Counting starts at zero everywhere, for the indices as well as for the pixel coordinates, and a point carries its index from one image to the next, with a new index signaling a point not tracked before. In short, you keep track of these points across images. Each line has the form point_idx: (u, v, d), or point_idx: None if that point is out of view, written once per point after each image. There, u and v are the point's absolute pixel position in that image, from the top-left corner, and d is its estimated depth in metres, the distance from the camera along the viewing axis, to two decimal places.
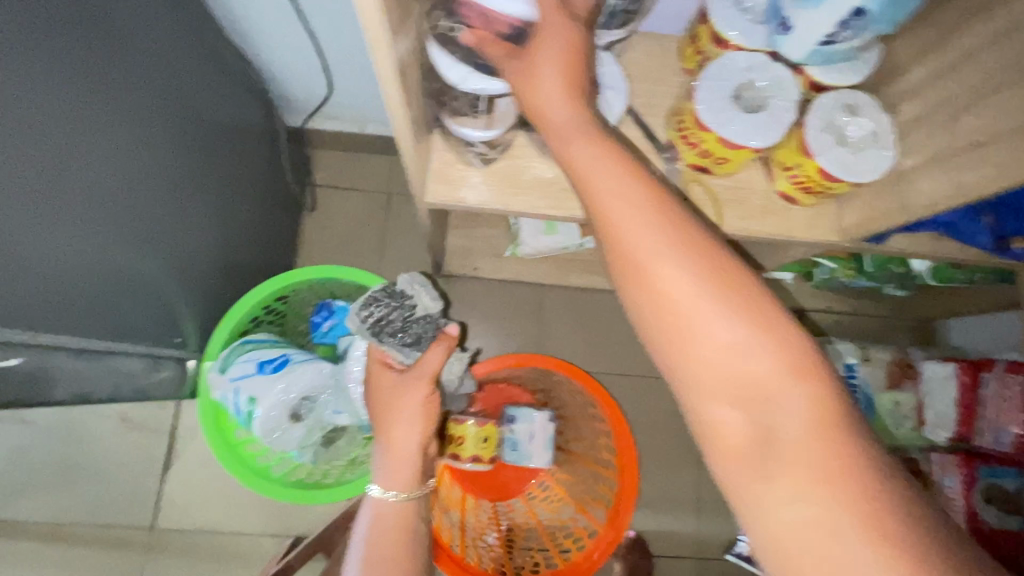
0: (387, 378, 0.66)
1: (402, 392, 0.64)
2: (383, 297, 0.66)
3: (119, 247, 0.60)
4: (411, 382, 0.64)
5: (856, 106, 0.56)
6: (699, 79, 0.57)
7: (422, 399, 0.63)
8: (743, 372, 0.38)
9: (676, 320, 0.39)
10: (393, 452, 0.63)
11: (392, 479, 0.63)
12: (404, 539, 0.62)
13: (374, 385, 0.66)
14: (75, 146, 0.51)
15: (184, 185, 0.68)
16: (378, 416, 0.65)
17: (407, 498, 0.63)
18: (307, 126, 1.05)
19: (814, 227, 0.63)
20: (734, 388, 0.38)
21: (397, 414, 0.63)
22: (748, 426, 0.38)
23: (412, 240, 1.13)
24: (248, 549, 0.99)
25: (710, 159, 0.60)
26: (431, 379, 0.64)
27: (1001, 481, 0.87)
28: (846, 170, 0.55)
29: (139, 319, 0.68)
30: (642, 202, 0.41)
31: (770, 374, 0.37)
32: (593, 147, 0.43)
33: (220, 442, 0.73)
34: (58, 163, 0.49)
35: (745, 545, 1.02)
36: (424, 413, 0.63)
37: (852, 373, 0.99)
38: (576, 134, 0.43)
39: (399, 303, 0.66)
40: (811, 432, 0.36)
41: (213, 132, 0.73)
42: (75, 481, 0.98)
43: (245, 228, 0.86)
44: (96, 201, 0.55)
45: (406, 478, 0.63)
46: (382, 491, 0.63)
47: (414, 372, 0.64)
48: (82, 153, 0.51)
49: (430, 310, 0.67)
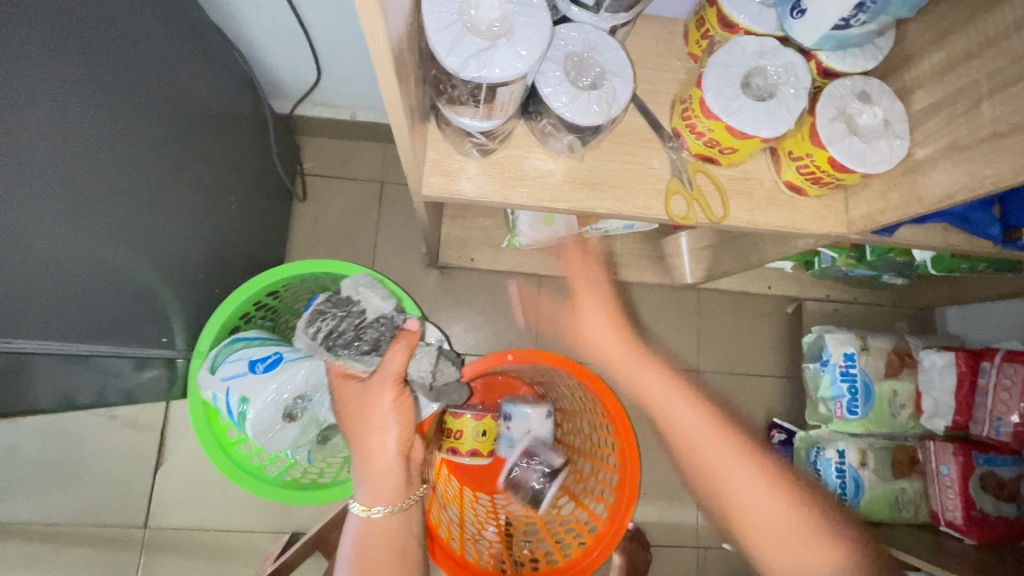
0: (351, 389, 0.61)
1: (367, 401, 0.59)
2: (330, 310, 0.69)
3: (100, 245, 0.57)
4: (375, 390, 0.59)
5: (868, 94, 0.54)
6: (707, 64, 0.54)
7: (392, 403, 0.58)
8: (776, 522, 0.64)
9: (701, 453, 0.71)
10: (371, 464, 0.58)
11: (375, 490, 0.59)
12: (394, 550, 0.58)
13: (339, 398, 0.62)
14: (43, 139, 0.47)
15: (167, 178, 0.65)
16: (349, 430, 0.60)
17: (394, 511, 0.59)
18: (296, 113, 1.01)
19: (821, 219, 0.62)
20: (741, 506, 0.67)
21: (370, 423, 0.58)
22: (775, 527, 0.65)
23: (406, 231, 1.10)
24: (244, 546, 0.98)
25: (717, 149, 0.57)
26: (396, 381, 0.59)
27: (998, 469, 0.87)
28: (857, 161, 0.53)
29: (124, 318, 0.65)
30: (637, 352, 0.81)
31: (757, 485, 0.67)
32: (634, 363, 0.80)
33: (212, 443, 0.72)
34: (29, 159, 0.46)
35: None
36: (396, 419, 0.58)
37: (852, 362, 0.98)
38: (611, 335, 0.84)
39: (347, 312, 0.69)
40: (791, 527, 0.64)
41: (200, 123, 0.70)
42: (64, 480, 0.96)
43: (234, 221, 0.83)
44: (73, 198, 0.52)
45: (388, 493, 0.59)
46: (365, 507, 0.59)
47: (377, 378, 0.59)
48: (51, 146, 0.48)
49: (381, 312, 0.69)
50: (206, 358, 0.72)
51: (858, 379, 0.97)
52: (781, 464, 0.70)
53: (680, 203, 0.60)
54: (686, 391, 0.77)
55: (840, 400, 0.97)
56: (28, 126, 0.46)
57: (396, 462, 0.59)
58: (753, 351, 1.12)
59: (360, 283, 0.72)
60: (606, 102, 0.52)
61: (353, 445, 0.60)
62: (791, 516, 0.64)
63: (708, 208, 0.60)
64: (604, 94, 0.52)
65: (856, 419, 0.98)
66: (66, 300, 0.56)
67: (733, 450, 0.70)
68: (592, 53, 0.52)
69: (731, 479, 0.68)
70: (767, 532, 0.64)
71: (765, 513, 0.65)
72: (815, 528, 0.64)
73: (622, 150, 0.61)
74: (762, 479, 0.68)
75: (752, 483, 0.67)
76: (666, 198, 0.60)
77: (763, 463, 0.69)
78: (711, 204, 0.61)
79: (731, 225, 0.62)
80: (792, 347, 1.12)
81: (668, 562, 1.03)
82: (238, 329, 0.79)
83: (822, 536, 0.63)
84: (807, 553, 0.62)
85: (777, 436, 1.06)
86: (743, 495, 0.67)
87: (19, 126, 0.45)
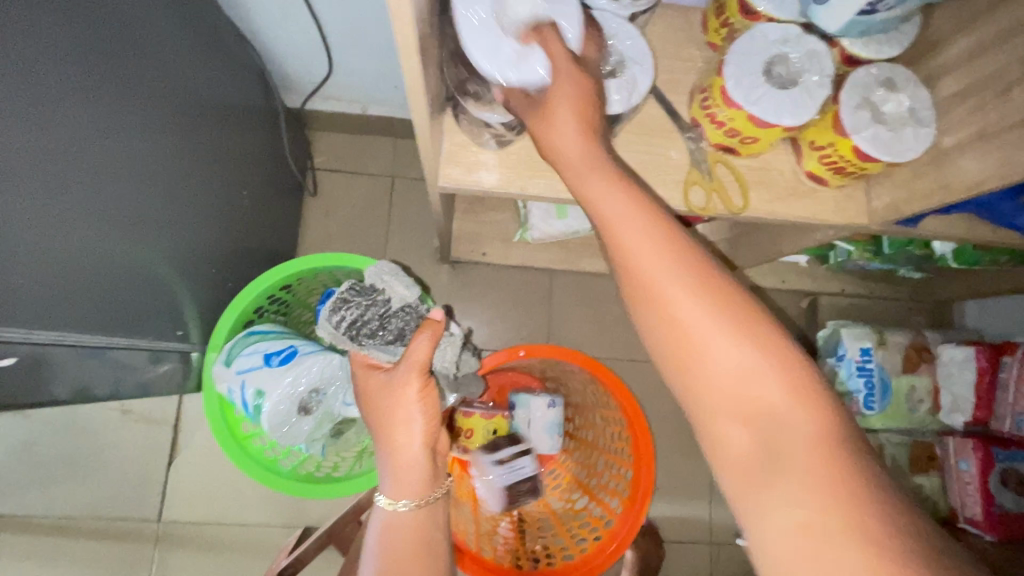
0: (376, 379, 0.62)
1: (393, 389, 0.59)
2: (354, 299, 0.70)
3: (114, 236, 0.57)
4: (402, 377, 0.60)
5: (894, 81, 0.53)
6: (728, 52, 0.53)
7: (415, 393, 0.59)
8: (754, 404, 0.38)
9: (675, 329, 0.40)
10: (397, 455, 0.58)
11: (402, 484, 0.57)
12: (420, 547, 0.56)
13: (364, 390, 0.62)
14: (58, 133, 0.47)
15: (180, 170, 0.64)
16: (374, 422, 0.60)
17: (419, 505, 0.58)
18: (307, 107, 1.01)
19: (843, 210, 0.61)
20: (733, 407, 0.38)
21: (395, 412, 0.59)
22: (752, 443, 0.38)
23: (416, 226, 1.10)
24: (257, 540, 0.98)
25: (737, 139, 0.57)
26: (422, 369, 0.60)
27: (1019, 465, 0.85)
28: (883, 150, 0.52)
29: (139, 312, 0.65)
30: (640, 213, 0.43)
31: (752, 367, 0.38)
32: (603, 179, 0.45)
33: (226, 435, 0.72)
34: (45, 148, 0.46)
35: None
36: (422, 407, 0.59)
37: (868, 356, 0.96)
38: (588, 164, 0.45)
39: (372, 301, 0.71)
40: (813, 448, 0.35)
41: (212, 114, 0.70)
42: (80, 474, 0.97)
43: (246, 215, 0.83)
44: (89, 189, 0.51)
45: (415, 486, 0.58)
46: (391, 500, 0.58)
47: (403, 366, 0.60)
48: (67, 137, 0.48)
49: (405, 301, 0.71)
50: (221, 351, 0.72)
51: (875, 374, 0.96)
52: (804, 362, 0.39)
53: (699, 194, 0.60)
54: (681, 236, 0.42)
55: (857, 396, 0.96)
56: (44, 116, 0.45)
57: (422, 453, 0.58)
58: None
59: (384, 269, 0.73)
60: (625, 88, 0.51)
61: (378, 437, 0.60)
62: (803, 421, 0.37)
63: (727, 199, 0.60)
64: (625, 80, 0.51)
65: (874, 414, 0.96)
66: (82, 293, 0.55)
67: (684, 234, 0.43)
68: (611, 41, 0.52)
69: (710, 354, 0.39)
70: (751, 416, 0.38)
71: (774, 411, 0.37)
72: (813, 398, 0.37)
73: (639, 141, 0.60)
74: (760, 362, 0.38)
75: (731, 351, 0.38)
76: (685, 188, 0.60)
77: (769, 345, 0.39)
78: (730, 196, 0.60)
79: (750, 216, 0.61)
80: (807, 342, 1.11)
81: (681, 558, 1.02)
82: (252, 323, 0.79)
83: (822, 437, 0.36)
84: (798, 448, 0.36)
85: None
86: (714, 350, 0.39)
87: (35, 114, 0.45)
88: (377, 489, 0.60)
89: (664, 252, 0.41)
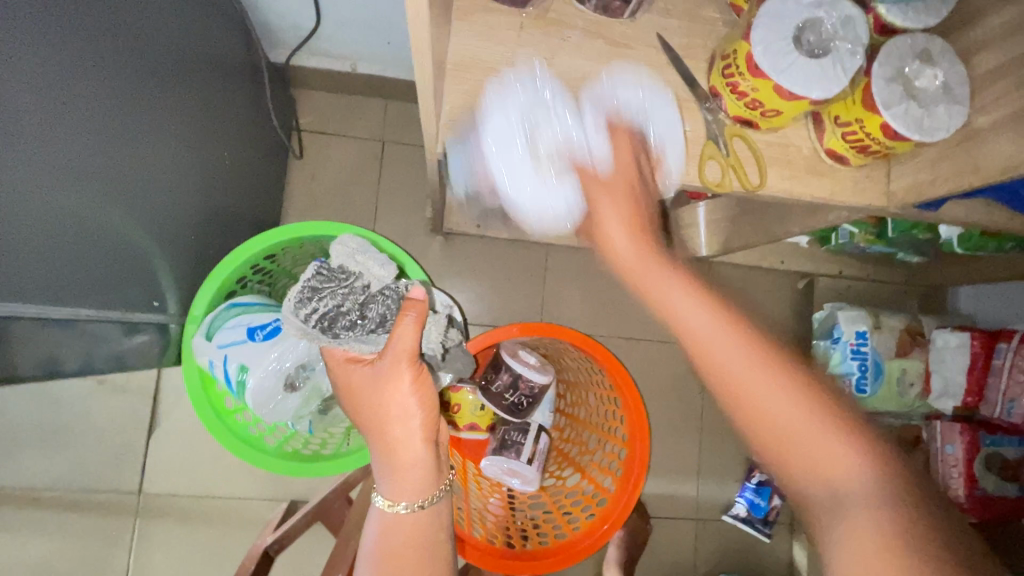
0: (360, 373, 0.59)
1: (385, 382, 0.57)
2: (323, 287, 0.62)
3: (89, 199, 0.52)
4: (390, 368, 0.57)
5: (930, 54, 0.49)
6: (757, 15, 0.49)
7: (409, 383, 0.56)
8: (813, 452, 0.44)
9: (738, 397, 0.47)
10: (394, 454, 0.56)
11: (403, 487, 0.56)
12: (419, 549, 0.54)
13: (350, 386, 0.59)
14: (20, 81, 0.42)
15: (156, 129, 0.59)
16: (366, 420, 0.58)
17: (421, 507, 0.56)
18: (292, 63, 0.94)
19: (863, 190, 0.58)
20: (784, 444, 0.45)
21: (388, 407, 0.57)
22: (821, 488, 0.43)
23: (407, 194, 1.05)
24: (242, 513, 0.97)
25: (758, 111, 0.53)
26: (410, 357, 0.57)
27: (1002, 449, 0.87)
28: (913, 127, 0.49)
29: (111, 280, 0.61)
30: (729, 340, 0.49)
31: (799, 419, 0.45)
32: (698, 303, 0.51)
33: (209, 412, 0.69)
34: (11, 100, 0.41)
35: None
36: (416, 399, 0.56)
37: (864, 340, 0.96)
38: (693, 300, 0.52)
39: (348, 288, 0.62)
40: (862, 480, 0.42)
41: (193, 71, 0.65)
42: (53, 445, 0.93)
43: (227, 178, 0.78)
44: (58, 145, 0.47)
45: (416, 488, 0.56)
46: (391, 502, 0.56)
47: (390, 355, 0.57)
48: (29, 86, 0.43)
49: (383, 282, 0.63)
50: (201, 324, 0.68)
51: (868, 357, 0.96)
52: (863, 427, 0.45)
53: (714, 169, 0.57)
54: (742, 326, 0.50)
55: (850, 378, 0.96)
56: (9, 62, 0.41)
57: (422, 448, 0.56)
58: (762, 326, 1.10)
59: (352, 247, 0.66)
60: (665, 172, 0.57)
61: (372, 437, 0.58)
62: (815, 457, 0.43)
63: (743, 176, 0.56)
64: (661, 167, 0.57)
65: (864, 397, 0.96)
66: (47, 259, 0.51)
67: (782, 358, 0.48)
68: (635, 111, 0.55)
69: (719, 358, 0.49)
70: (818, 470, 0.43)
71: (847, 481, 0.42)
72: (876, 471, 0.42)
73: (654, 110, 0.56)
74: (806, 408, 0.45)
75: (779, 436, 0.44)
76: (699, 163, 0.57)
77: (793, 380, 0.47)
78: (746, 172, 0.56)
79: (766, 195, 0.58)
80: (801, 323, 1.11)
81: (668, 533, 1.04)
82: (234, 294, 0.75)
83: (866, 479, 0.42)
84: (850, 487, 0.42)
85: None
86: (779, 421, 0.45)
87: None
88: (375, 489, 0.58)
89: (729, 336, 0.49)
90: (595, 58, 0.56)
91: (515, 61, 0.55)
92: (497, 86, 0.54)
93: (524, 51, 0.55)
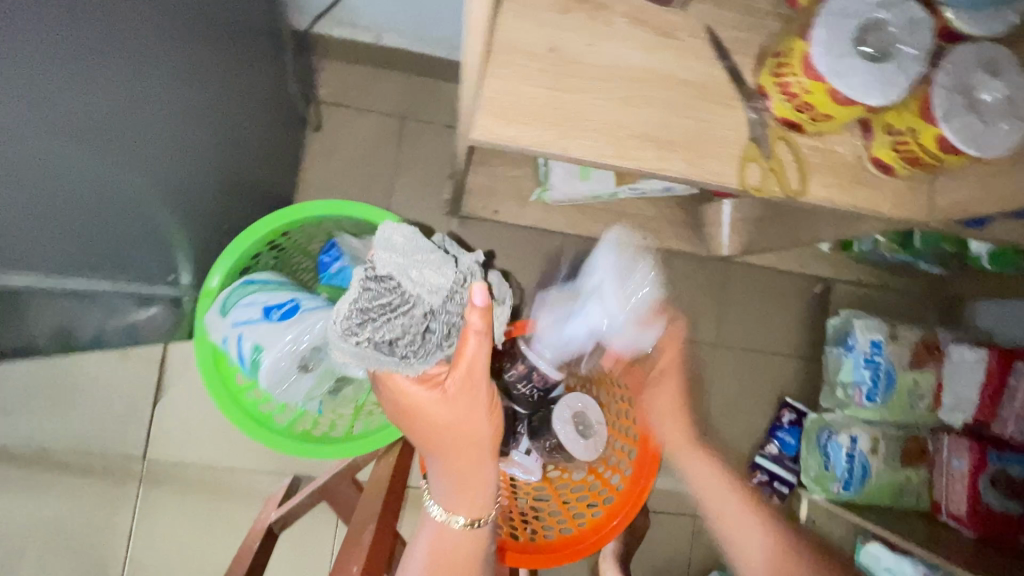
0: (430, 395, 0.55)
1: (459, 403, 0.55)
2: (371, 310, 0.48)
3: (97, 163, 0.49)
4: (465, 389, 0.55)
5: (997, 64, 0.47)
6: (819, 13, 0.46)
7: (482, 404, 0.57)
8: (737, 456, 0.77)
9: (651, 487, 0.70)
10: (462, 475, 0.59)
11: (467, 505, 0.60)
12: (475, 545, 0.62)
13: (417, 400, 0.55)
14: (65, 37, 0.41)
15: (186, 93, 0.57)
16: (434, 436, 0.58)
17: (482, 521, 0.61)
18: (315, 31, 0.91)
19: (905, 203, 0.56)
20: None
21: (461, 428, 0.57)
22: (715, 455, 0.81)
23: (425, 174, 1.02)
24: (245, 484, 0.97)
25: (808, 114, 0.51)
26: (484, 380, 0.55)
27: (1009, 468, 0.85)
28: (970, 141, 0.47)
29: (128, 247, 0.60)
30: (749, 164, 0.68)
31: None
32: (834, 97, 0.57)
33: (222, 390, 0.69)
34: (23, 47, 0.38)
35: (775, 446, 1.04)
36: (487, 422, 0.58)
37: (877, 349, 0.96)
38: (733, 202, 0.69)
39: (405, 308, 0.49)
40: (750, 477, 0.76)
41: (222, 35, 0.63)
42: (59, 406, 0.92)
43: (247, 148, 0.76)
44: (78, 101, 0.44)
45: (476, 503, 0.60)
46: (451, 513, 0.61)
47: (464, 377, 0.54)
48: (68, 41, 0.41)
49: (447, 289, 0.51)
50: (217, 299, 0.68)
51: (881, 367, 0.96)
52: None
53: (756, 172, 0.54)
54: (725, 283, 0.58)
55: (860, 387, 0.96)
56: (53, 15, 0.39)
57: (487, 470, 0.60)
58: (775, 328, 1.09)
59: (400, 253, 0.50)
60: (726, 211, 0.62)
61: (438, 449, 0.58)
62: None
63: (786, 181, 0.54)
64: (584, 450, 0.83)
65: (873, 407, 0.96)
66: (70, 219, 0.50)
67: None
68: (592, 419, 0.84)
69: None
70: None
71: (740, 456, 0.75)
72: None
73: (698, 105, 0.53)
74: None
75: None
76: (741, 165, 0.54)
77: None
78: (788, 176, 0.54)
79: (808, 202, 0.55)
80: (815, 329, 1.10)
81: (666, 527, 1.04)
82: (247, 270, 0.73)
83: None
84: None
85: (787, 416, 1.05)
86: None
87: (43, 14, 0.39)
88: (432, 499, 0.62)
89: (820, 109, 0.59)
90: (642, 46, 0.53)
91: (557, 45, 0.52)
92: (537, 71, 0.52)
93: (567, 35, 0.52)
